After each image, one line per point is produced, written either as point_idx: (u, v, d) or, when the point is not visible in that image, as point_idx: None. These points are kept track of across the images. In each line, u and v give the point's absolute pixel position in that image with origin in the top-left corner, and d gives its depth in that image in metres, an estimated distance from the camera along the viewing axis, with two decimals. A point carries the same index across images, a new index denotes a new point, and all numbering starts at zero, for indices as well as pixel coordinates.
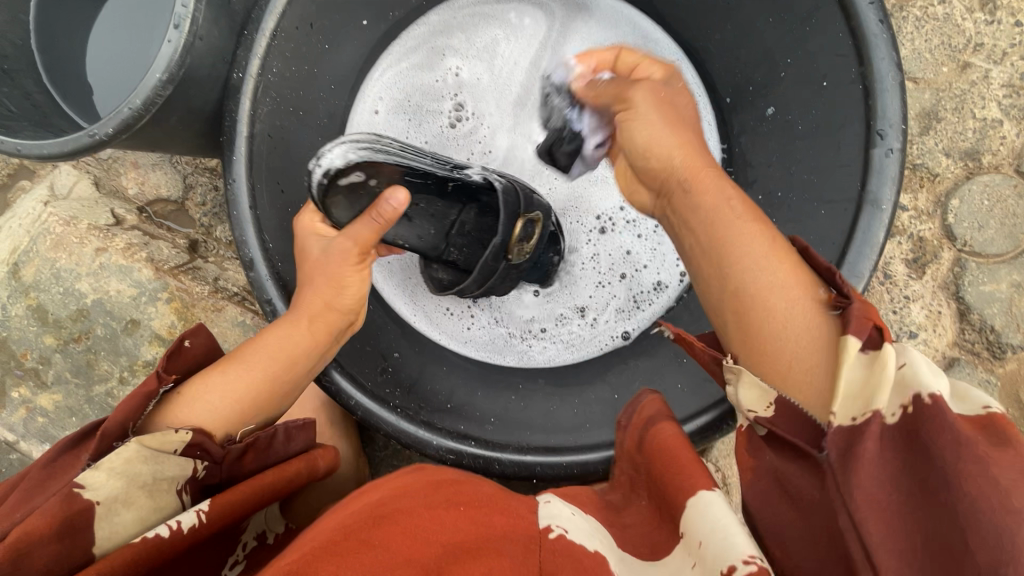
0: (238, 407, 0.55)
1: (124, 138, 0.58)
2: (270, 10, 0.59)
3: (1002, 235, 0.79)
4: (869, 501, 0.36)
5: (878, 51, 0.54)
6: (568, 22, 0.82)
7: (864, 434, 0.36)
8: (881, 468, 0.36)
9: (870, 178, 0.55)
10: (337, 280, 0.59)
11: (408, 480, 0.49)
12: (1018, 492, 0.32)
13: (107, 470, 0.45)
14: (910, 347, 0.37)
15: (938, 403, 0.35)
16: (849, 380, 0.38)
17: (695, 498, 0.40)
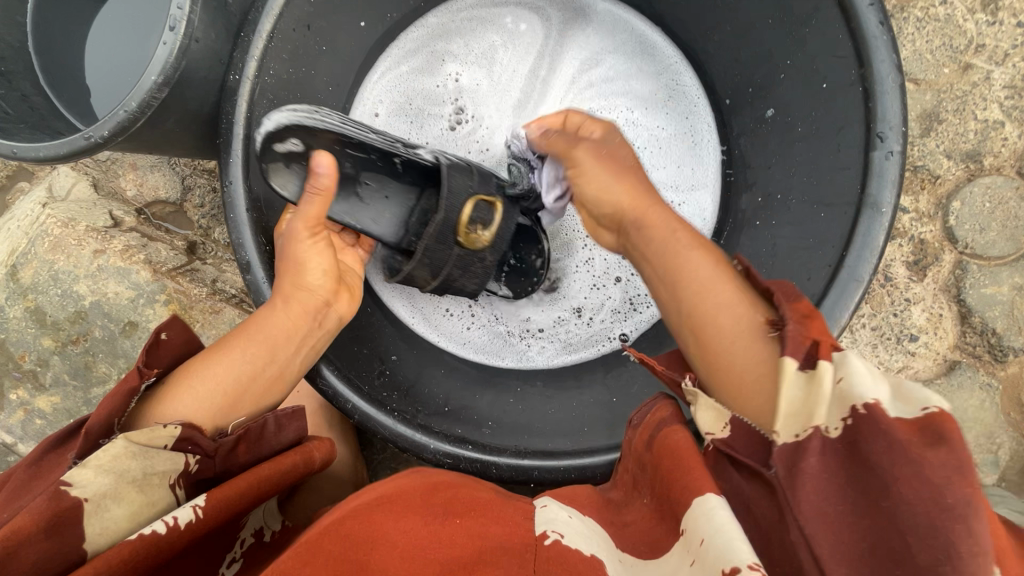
0: (222, 400, 0.54)
1: (120, 140, 0.58)
2: (267, 12, 0.59)
3: (1004, 237, 0.78)
4: (816, 512, 0.37)
5: (878, 53, 0.53)
6: (566, 27, 0.81)
7: (806, 450, 0.38)
8: (827, 481, 0.37)
9: (870, 181, 0.55)
10: (300, 261, 0.59)
11: (405, 483, 0.50)
12: (951, 490, 0.32)
13: (94, 467, 0.44)
14: (848, 357, 0.38)
15: (874, 410, 0.36)
16: (791, 398, 0.39)
17: (702, 499, 0.39)
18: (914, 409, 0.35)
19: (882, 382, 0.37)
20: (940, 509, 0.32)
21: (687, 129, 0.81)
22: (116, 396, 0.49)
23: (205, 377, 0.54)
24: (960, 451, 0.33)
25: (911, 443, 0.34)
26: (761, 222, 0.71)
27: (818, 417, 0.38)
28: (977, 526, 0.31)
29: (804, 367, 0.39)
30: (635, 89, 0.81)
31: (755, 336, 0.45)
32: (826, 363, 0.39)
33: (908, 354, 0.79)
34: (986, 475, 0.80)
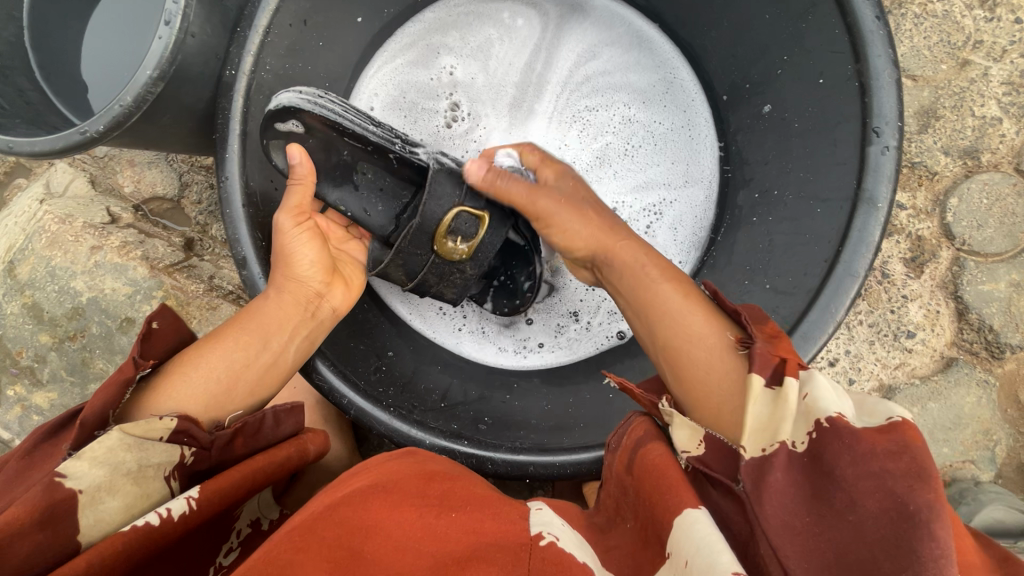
0: (215, 393, 0.55)
1: (116, 135, 0.58)
2: (263, 7, 0.59)
3: (1002, 234, 0.78)
4: (785, 526, 0.37)
5: (874, 48, 0.53)
6: (563, 21, 0.81)
7: (772, 464, 0.39)
8: (794, 495, 0.38)
9: (866, 176, 0.55)
10: (290, 251, 0.60)
11: (396, 466, 0.48)
12: (913, 499, 0.33)
13: (89, 458, 0.44)
14: (814, 375, 0.40)
15: (837, 423, 0.37)
16: (758, 414, 0.41)
17: (682, 517, 0.39)
18: (878, 420, 0.37)
19: (845, 400, 0.39)
20: (903, 516, 0.33)
21: (682, 124, 0.80)
22: (110, 386, 0.49)
23: (200, 369, 0.55)
24: (920, 461, 0.34)
25: (874, 453, 0.35)
26: (758, 218, 0.70)
27: (785, 433, 0.39)
28: (940, 534, 0.32)
29: (771, 384, 0.42)
30: (631, 83, 0.81)
31: (723, 355, 0.46)
32: (792, 379, 0.41)
33: (905, 351, 0.79)
34: (984, 472, 0.80)
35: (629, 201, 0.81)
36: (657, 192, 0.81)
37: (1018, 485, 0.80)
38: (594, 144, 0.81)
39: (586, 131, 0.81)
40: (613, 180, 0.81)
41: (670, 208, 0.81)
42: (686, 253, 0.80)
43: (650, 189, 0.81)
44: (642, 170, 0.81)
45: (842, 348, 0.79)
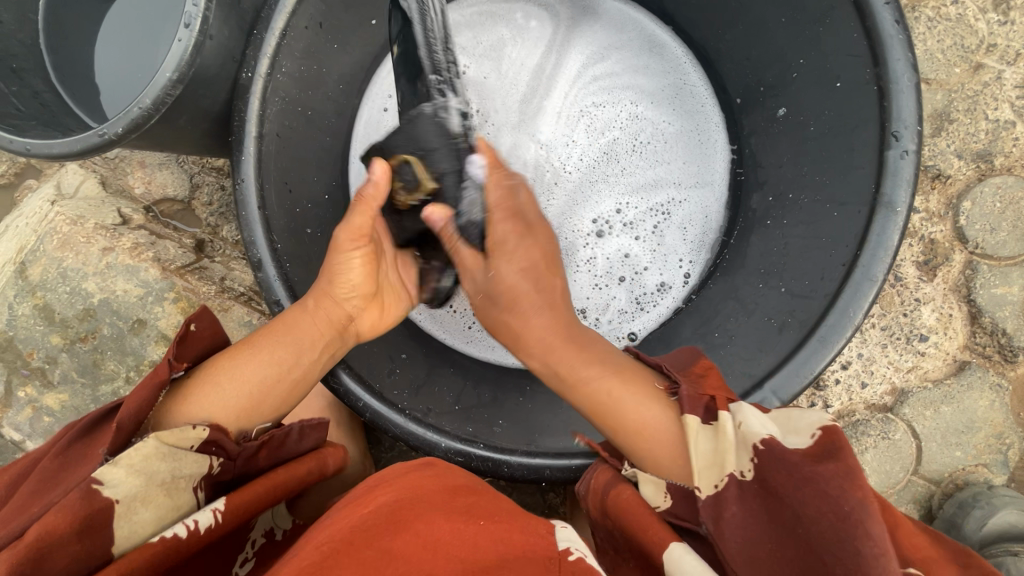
0: (253, 397, 0.55)
1: (133, 138, 0.58)
2: (280, 9, 0.59)
3: (1015, 238, 0.78)
4: (750, 557, 0.42)
5: (894, 52, 0.53)
6: (575, 22, 0.81)
7: (725, 499, 0.44)
8: (751, 523, 0.43)
9: (885, 180, 0.54)
10: (332, 269, 0.60)
11: (421, 477, 0.48)
12: (848, 500, 0.39)
13: (126, 466, 0.44)
14: (741, 406, 0.47)
15: (771, 445, 0.43)
16: (703, 450, 0.47)
17: (669, 552, 0.44)
18: (804, 437, 0.44)
19: (771, 424, 0.46)
20: (845, 519, 0.39)
21: (693, 126, 0.81)
22: (147, 388, 0.49)
23: (238, 373, 0.55)
24: (848, 465, 0.41)
25: (807, 463, 0.42)
26: (772, 221, 0.70)
27: (730, 463, 0.45)
28: (873, 528, 0.38)
29: (706, 420, 0.47)
30: (641, 83, 0.81)
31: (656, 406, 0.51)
32: (724, 414, 0.47)
33: (918, 355, 0.79)
34: (996, 475, 0.80)
35: (636, 200, 0.81)
36: (664, 191, 0.81)
37: None
38: (602, 144, 0.81)
39: (593, 131, 0.81)
40: (620, 179, 0.81)
41: (678, 209, 0.81)
42: (695, 253, 0.80)
43: (657, 188, 0.81)
44: (651, 169, 0.81)
45: (855, 351, 0.79)
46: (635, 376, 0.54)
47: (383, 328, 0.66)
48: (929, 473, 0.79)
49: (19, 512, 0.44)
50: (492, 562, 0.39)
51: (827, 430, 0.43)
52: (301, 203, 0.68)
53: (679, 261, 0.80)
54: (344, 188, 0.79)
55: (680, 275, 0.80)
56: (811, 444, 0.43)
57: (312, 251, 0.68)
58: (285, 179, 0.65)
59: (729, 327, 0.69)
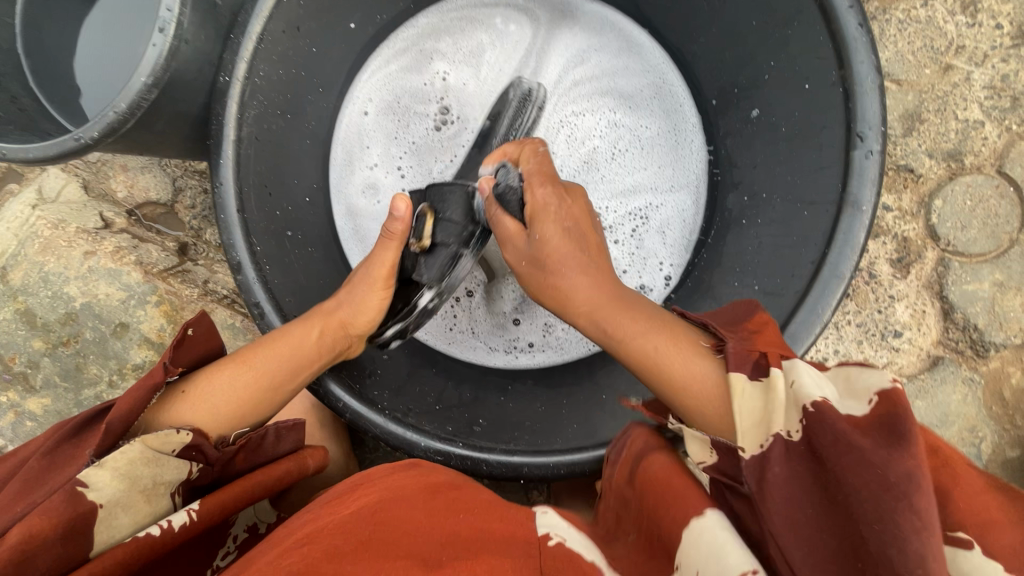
0: (239, 413, 0.56)
1: (110, 142, 0.58)
2: (256, 14, 0.59)
3: (985, 235, 0.80)
4: (789, 521, 0.37)
5: (857, 55, 0.54)
6: (554, 26, 0.82)
7: (770, 458, 0.39)
8: (796, 483, 0.38)
9: (851, 180, 0.56)
10: (359, 304, 0.64)
11: (403, 478, 0.49)
12: (894, 468, 0.34)
13: (111, 469, 0.44)
14: (797, 363, 0.42)
15: (824, 408, 0.38)
16: (748, 411, 0.42)
17: (690, 528, 0.40)
18: (862, 402, 0.39)
19: (828, 384, 0.41)
20: (887, 488, 0.34)
21: (670, 129, 0.82)
22: (141, 389, 0.49)
23: (227, 389, 0.56)
24: (906, 428, 0.36)
25: (852, 430, 0.37)
26: (747, 221, 0.71)
27: (779, 424, 0.40)
28: (921, 501, 0.33)
29: (755, 377, 0.44)
30: (619, 88, 0.82)
31: (700, 355, 0.48)
32: (776, 370, 0.43)
33: (892, 350, 0.80)
34: None
35: (615, 204, 0.82)
36: (642, 196, 0.82)
37: (1004, 481, 0.81)
38: (581, 151, 0.82)
39: (572, 137, 0.82)
40: (599, 184, 0.82)
41: (657, 213, 0.82)
42: (675, 254, 0.81)
43: (635, 193, 0.82)
44: (630, 173, 0.82)
45: (831, 347, 0.81)
46: (679, 334, 0.52)
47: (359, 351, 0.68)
48: None
49: (3, 511, 0.43)
50: (475, 541, 0.43)
51: (889, 395, 0.39)
52: (281, 206, 0.68)
53: (659, 263, 0.81)
54: (326, 191, 0.79)
55: (660, 277, 0.81)
56: (866, 412, 0.38)
57: (292, 253, 0.68)
58: (265, 182, 0.65)
59: None
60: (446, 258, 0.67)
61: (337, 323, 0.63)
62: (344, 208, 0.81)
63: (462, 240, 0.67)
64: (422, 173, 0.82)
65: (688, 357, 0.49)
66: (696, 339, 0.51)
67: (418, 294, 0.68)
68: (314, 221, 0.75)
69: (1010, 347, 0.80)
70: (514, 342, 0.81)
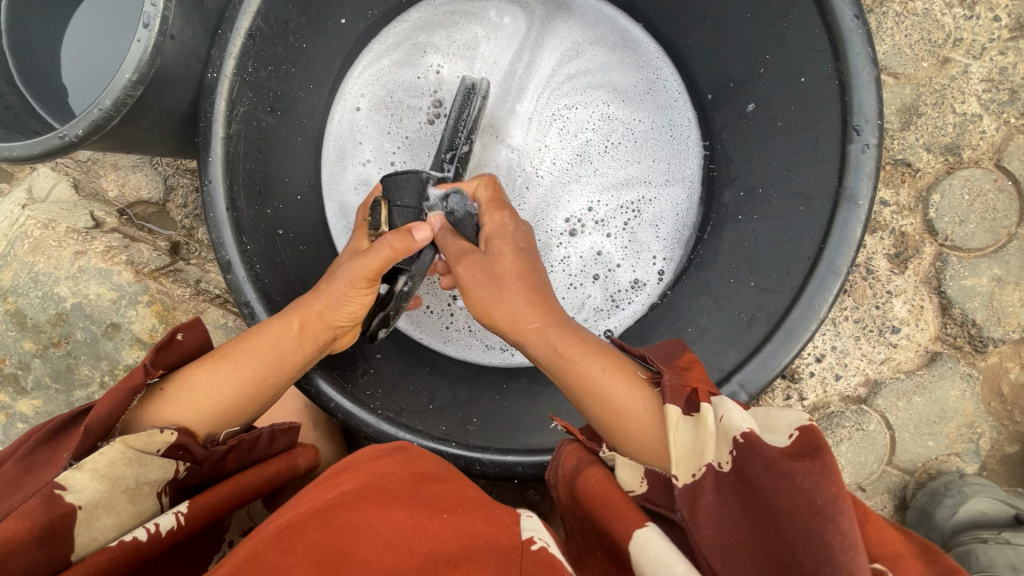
0: (220, 410, 0.54)
1: (96, 140, 0.57)
2: (244, 10, 0.58)
3: (983, 229, 0.79)
4: (720, 546, 0.39)
5: (854, 47, 0.53)
6: (549, 19, 0.82)
7: (703, 487, 0.41)
8: (728, 511, 0.40)
9: (847, 175, 0.55)
10: (340, 299, 0.61)
11: (388, 466, 0.48)
12: (818, 495, 0.36)
13: (90, 470, 0.44)
14: (723, 399, 0.44)
15: (751, 438, 0.40)
16: (682, 442, 0.43)
17: (631, 539, 0.39)
18: (783, 436, 0.41)
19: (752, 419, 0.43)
20: (814, 513, 0.35)
21: (665, 123, 0.81)
22: (120, 391, 0.49)
23: (208, 386, 0.54)
24: (826, 462, 0.37)
25: (783, 457, 0.38)
26: (743, 217, 0.71)
27: (709, 454, 0.42)
28: (845, 524, 0.34)
29: (688, 412, 0.45)
30: (614, 81, 0.81)
31: (638, 386, 0.50)
32: (706, 406, 0.44)
33: (890, 346, 0.80)
34: (968, 464, 0.81)
35: (607, 198, 0.81)
36: (636, 190, 0.81)
37: (1002, 477, 0.81)
38: (575, 144, 0.81)
39: (565, 131, 0.81)
40: (593, 178, 0.81)
41: (650, 206, 0.81)
42: (669, 250, 0.80)
43: (629, 186, 0.81)
44: (624, 167, 0.81)
45: (828, 344, 0.80)
46: (619, 362, 0.53)
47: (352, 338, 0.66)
48: (903, 463, 0.80)
49: None
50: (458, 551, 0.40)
51: (805, 431, 0.40)
52: (272, 204, 0.68)
53: (653, 258, 0.80)
54: (318, 189, 0.78)
55: (654, 272, 0.80)
56: (789, 443, 0.40)
57: (284, 251, 0.67)
58: (255, 180, 0.64)
59: (702, 322, 0.70)
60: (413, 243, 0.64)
61: (315, 315, 0.60)
62: (336, 205, 0.80)
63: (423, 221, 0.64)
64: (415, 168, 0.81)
65: (625, 386, 0.50)
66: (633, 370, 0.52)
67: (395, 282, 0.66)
68: (305, 219, 0.74)
69: (1007, 342, 0.80)
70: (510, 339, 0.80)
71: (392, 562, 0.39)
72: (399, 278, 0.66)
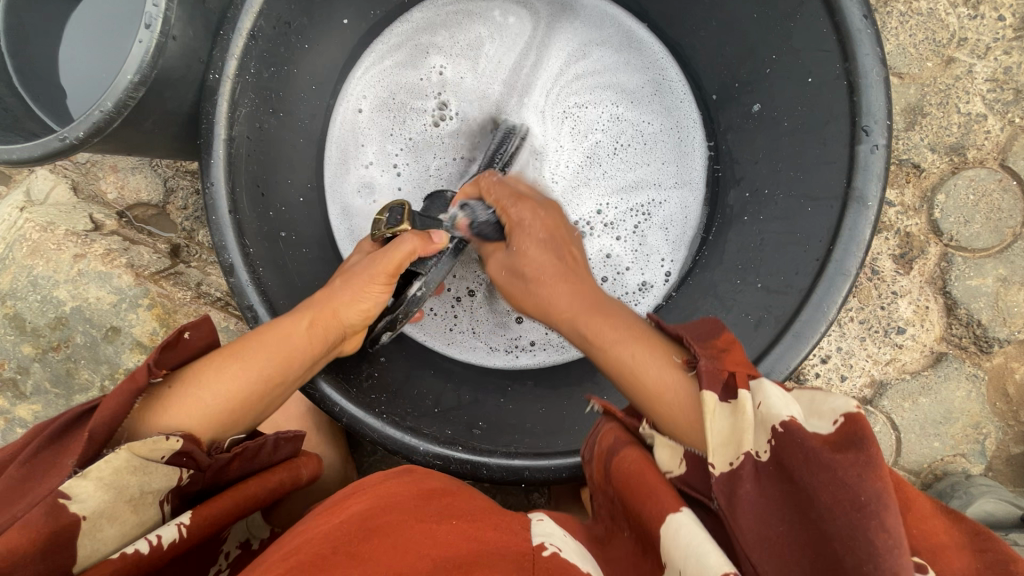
0: (230, 411, 0.53)
1: (97, 142, 0.57)
2: (246, 10, 0.58)
3: (988, 230, 0.79)
4: (759, 538, 0.37)
5: (862, 47, 0.53)
6: (554, 19, 0.81)
7: (741, 477, 0.39)
8: (766, 503, 0.38)
9: (856, 176, 0.55)
10: (356, 299, 0.61)
11: (393, 485, 0.47)
12: (864, 490, 0.34)
13: (95, 479, 0.42)
14: (764, 383, 0.40)
15: (792, 427, 0.37)
16: (718, 429, 0.40)
17: (665, 524, 0.39)
18: (827, 422, 0.38)
19: (795, 403, 0.39)
20: (858, 508, 0.33)
21: (672, 125, 0.80)
22: (123, 394, 0.46)
23: (216, 387, 0.52)
24: (872, 452, 0.35)
25: (826, 448, 0.36)
26: (749, 218, 0.70)
27: (748, 442, 0.39)
28: (890, 520, 0.33)
29: (725, 398, 0.41)
30: (622, 82, 0.81)
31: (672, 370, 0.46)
32: (745, 393, 0.40)
33: (895, 347, 0.79)
34: (974, 465, 0.80)
35: (616, 201, 0.81)
36: (645, 192, 0.81)
37: (1008, 477, 0.81)
38: (585, 145, 0.81)
39: (575, 131, 0.81)
40: (603, 180, 0.81)
41: (658, 209, 0.81)
42: (676, 252, 0.80)
43: (638, 189, 0.81)
44: (632, 170, 0.81)
45: (834, 345, 0.80)
46: (652, 344, 0.49)
47: (360, 341, 0.65)
48: (909, 464, 0.80)
49: None
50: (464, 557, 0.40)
51: (850, 418, 0.37)
52: (275, 206, 0.67)
53: (661, 260, 0.80)
54: (320, 191, 0.77)
55: (661, 274, 0.80)
56: (831, 431, 0.37)
57: (286, 255, 0.67)
58: (257, 182, 0.64)
59: None
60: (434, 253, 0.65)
61: (329, 314, 0.60)
62: (338, 207, 0.79)
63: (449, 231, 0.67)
64: (419, 170, 0.81)
65: (659, 370, 0.46)
66: (668, 351, 0.48)
67: (411, 286, 0.66)
68: (308, 222, 0.74)
69: (1013, 342, 0.80)
70: (514, 341, 0.80)
71: (400, 563, 0.38)
72: (414, 282, 0.65)
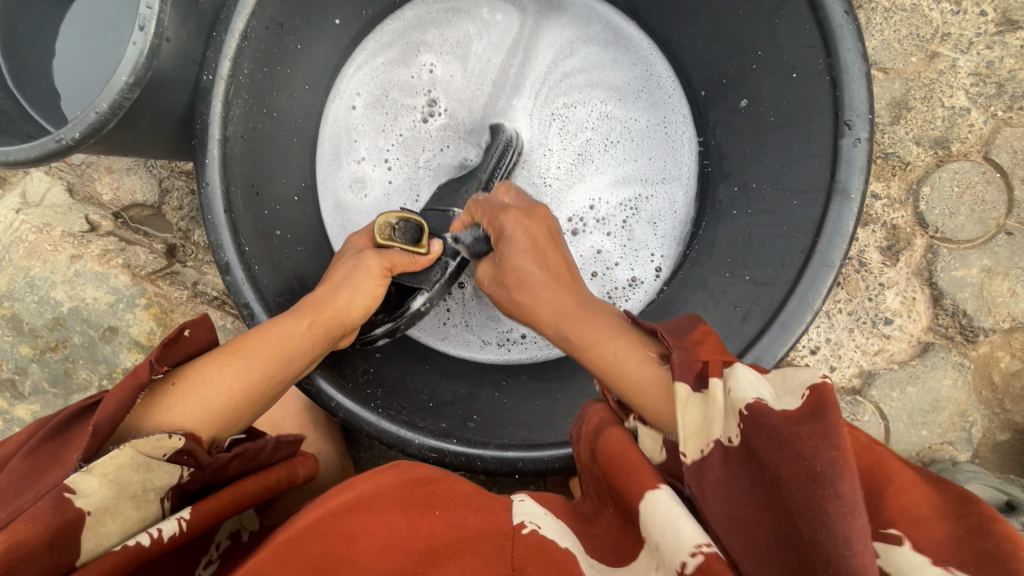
0: (237, 403, 0.54)
1: (92, 143, 0.57)
2: (239, 10, 0.58)
3: (973, 221, 0.80)
4: (731, 520, 0.38)
5: (843, 43, 0.54)
6: (541, 17, 0.82)
7: (709, 463, 0.40)
8: (736, 485, 0.39)
9: (839, 168, 0.56)
10: (349, 300, 0.63)
11: (381, 477, 0.48)
12: (819, 460, 0.33)
13: (100, 474, 0.42)
14: (734, 368, 0.42)
15: (757, 409, 0.38)
16: (691, 418, 0.42)
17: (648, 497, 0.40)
18: (795, 398, 0.38)
19: (766, 385, 0.41)
20: (814, 479, 0.33)
21: (658, 121, 0.81)
22: (126, 388, 0.47)
23: (221, 382, 0.53)
24: (831, 422, 0.35)
25: (785, 424, 0.36)
26: (737, 212, 0.71)
27: (716, 430, 0.41)
28: (844, 488, 0.32)
29: (696, 388, 0.43)
30: (609, 80, 0.82)
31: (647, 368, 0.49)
32: (717, 379, 0.42)
33: (883, 338, 0.81)
34: (961, 452, 0.82)
35: (606, 196, 0.82)
36: (633, 187, 0.82)
37: (994, 464, 0.82)
38: (574, 144, 0.82)
39: (564, 129, 0.82)
40: (593, 176, 0.82)
41: (647, 204, 0.82)
42: (666, 247, 0.81)
43: (627, 184, 0.82)
44: (621, 165, 0.82)
45: (823, 336, 0.81)
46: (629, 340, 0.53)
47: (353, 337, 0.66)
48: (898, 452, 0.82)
49: None
50: (450, 547, 0.42)
51: (817, 388, 0.37)
52: (269, 206, 0.68)
53: (651, 255, 0.81)
54: (314, 189, 0.78)
55: (651, 268, 0.81)
56: (798, 405, 0.37)
57: (282, 253, 0.68)
58: (251, 181, 0.64)
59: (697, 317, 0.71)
60: (437, 270, 0.69)
61: (330, 311, 0.61)
62: (332, 204, 0.80)
63: (451, 251, 0.69)
64: (408, 164, 0.82)
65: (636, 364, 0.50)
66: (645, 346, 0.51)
67: (413, 298, 0.69)
68: (303, 221, 0.75)
69: (998, 332, 0.81)
70: (506, 336, 0.81)
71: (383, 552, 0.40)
72: (417, 296, 0.69)
